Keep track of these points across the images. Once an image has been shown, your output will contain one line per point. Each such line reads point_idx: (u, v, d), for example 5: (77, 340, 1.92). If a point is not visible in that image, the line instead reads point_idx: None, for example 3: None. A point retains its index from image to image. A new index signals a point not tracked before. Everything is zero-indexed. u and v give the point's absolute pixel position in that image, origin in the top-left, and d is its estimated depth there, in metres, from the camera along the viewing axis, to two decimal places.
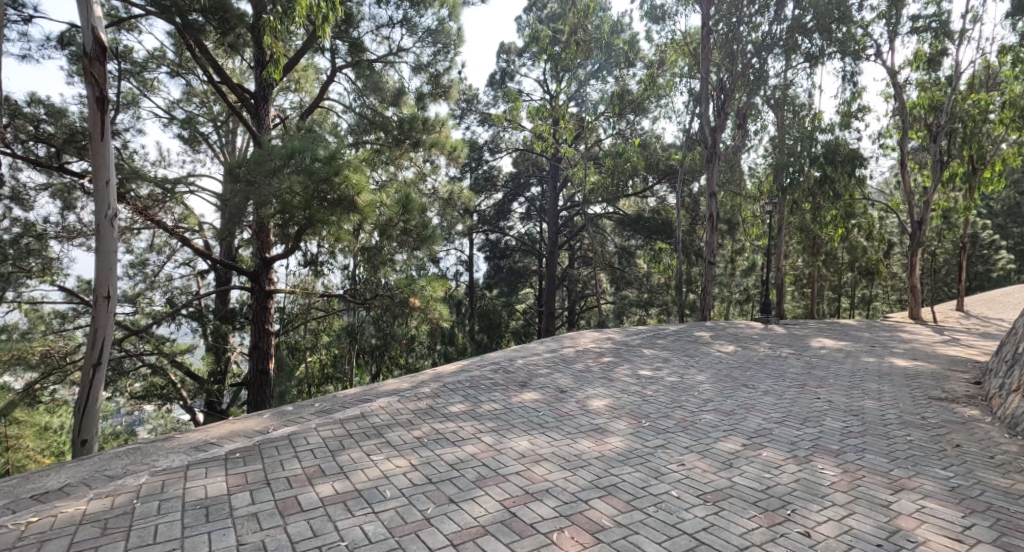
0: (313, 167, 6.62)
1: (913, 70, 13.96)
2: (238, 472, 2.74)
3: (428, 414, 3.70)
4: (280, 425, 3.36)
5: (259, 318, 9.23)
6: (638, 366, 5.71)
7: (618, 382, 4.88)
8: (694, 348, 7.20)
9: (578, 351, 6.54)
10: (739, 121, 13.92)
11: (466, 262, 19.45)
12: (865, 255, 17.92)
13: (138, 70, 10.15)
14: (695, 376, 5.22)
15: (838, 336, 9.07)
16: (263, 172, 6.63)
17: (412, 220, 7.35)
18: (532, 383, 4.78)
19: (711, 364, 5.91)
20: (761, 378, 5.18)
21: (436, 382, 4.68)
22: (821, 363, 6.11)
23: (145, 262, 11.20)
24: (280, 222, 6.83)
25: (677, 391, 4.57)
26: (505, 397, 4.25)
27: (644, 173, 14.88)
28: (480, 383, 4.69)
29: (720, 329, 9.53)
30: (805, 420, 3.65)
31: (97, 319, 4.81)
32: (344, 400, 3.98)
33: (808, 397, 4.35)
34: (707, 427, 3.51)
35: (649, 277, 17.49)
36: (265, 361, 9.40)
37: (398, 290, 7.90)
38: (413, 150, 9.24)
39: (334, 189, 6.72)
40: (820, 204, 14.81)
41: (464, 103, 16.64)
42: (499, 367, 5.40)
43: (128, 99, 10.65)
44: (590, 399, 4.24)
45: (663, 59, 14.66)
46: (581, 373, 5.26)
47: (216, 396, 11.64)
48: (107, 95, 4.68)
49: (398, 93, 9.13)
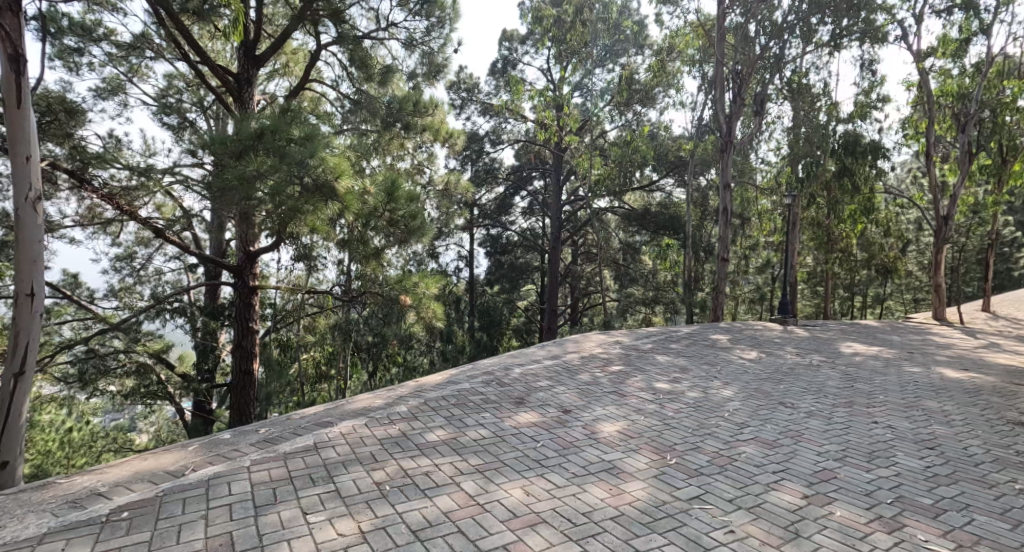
0: (288, 149, 5.81)
1: (938, 57, 13.23)
2: (111, 548, 2.06)
3: (401, 444, 2.98)
4: (202, 463, 2.66)
5: (243, 316, 8.46)
6: (653, 376, 4.98)
7: (632, 399, 4.14)
8: (712, 353, 6.47)
9: (583, 357, 5.82)
10: (754, 109, 13.16)
11: (466, 258, 18.47)
12: (882, 252, 17.10)
13: (125, 54, 9.47)
14: (720, 391, 4.48)
15: (866, 340, 8.29)
16: (228, 152, 5.85)
17: (399, 210, 6.62)
18: (529, 399, 4.06)
19: (736, 375, 5.17)
20: (798, 393, 4.44)
21: (416, 398, 3.95)
22: (861, 373, 5.37)
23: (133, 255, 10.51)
24: (255, 212, 6.04)
25: (703, 412, 3.84)
26: (496, 419, 3.53)
27: (652, 164, 14.15)
28: (468, 400, 3.97)
29: (737, 330, 8.83)
30: (871, 456, 2.91)
31: (18, 321, 4.08)
32: (298, 424, 3.27)
33: (863, 421, 3.61)
34: (752, 465, 2.78)
35: (656, 273, 16.81)
36: (251, 361, 8.62)
37: (389, 286, 7.32)
38: (404, 136, 8.48)
39: (305, 172, 5.93)
40: (838, 199, 14.01)
41: (464, 92, 15.90)
42: (492, 378, 4.67)
43: (112, 83, 9.99)
44: (601, 423, 3.51)
45: (673, 44, 13.87)
46: (587, 386, 4.52)
47: (204, 395, 10.99)
48: (25, 53, 3.98)
49: (387, 73, 8.33)
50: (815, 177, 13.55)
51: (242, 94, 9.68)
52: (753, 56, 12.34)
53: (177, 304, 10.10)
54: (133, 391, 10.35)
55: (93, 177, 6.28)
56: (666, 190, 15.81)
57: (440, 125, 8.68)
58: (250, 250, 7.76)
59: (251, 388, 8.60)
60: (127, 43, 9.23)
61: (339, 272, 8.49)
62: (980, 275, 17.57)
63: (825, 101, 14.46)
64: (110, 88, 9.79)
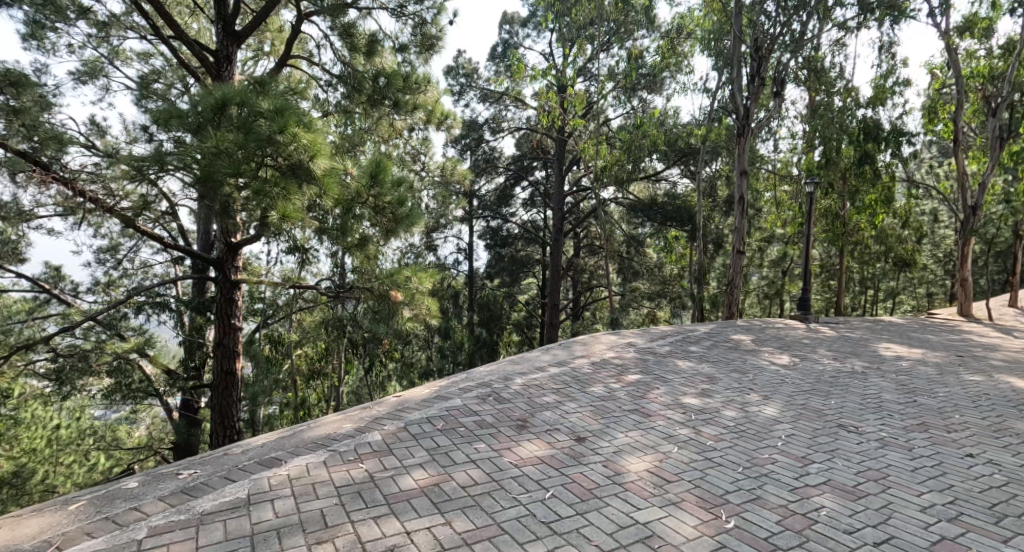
0: (256, 124, 4.96)
1: (964, 38, 12.47)
2: None
3: (366, 496, 2.33)
4: (74, 538, 2.14)
5: (225, 312, 7.58)
6: (678, 389, 4.27)
7: (658, 422, 3.40)
8: (739, 358, 5.72)
9: (594, 363, 5.08)
10: (774, 90, 12.28)
11: (466, 251, 17.60)
12: (900, 244, 16.34)
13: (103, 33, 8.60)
14: (762, 410, 3.73)
15: (903, 341, 7.51)
16: (186, 128, 5.01)
17: (385, 196, 5.86)
18: (534, 420, 3.34)
19: (772, 387, 4.42)
20: (855, 412, 3.70)
21: (395, 422, 3.23)
22: (919, 384, 4.64)
23: (118, 248, 9.76)
24: (233, 199, 5.26)
25: (749, 439, 3.11)
26: (494, 450, 2.84)
27: (662, 150, 13.32)
28: (459, 423, 3.24)
29: (757, 329, 8.13)
30: (995, 513, 2.29)
31: None
32: (239, 464, 2.65)
33: (953, 452, 2.91)
34: (840, 532, 2.16)
35: (662, 267, 16.05)
36: (232, 360, 7.75)
37: (379, 281, 6.68)
38: (394, 116, 7.71)
39: (272, 148, 5.05)
40: (857, 187, 13.26)
41: (463, 77, 15.07)
42: (490, 393, 3.92)
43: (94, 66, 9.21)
44: (626, 458, 2.81)
45: (683, 25, 13.13)
46: (601, 403, 3.78)
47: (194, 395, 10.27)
48: None
49: (373, 43, 7.46)
50: (834, 163, 12.76)
51: (221, 72, 8.78)
52: (770, 33, 11.56)
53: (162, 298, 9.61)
54: (124, 388, 9.29)
55: (52, 161, 5.31)
56: (673, 180, 15.04)
57: (434, 105, 7.88)
58: (232, 240, 6.91)
59: (233, 389, 7.68)
60: (104, 20, 8.33)
61: (332, 267, 7.75)
62: (1001, 269, 16.84)
63: (843, 85, 13.64)
64: (88, 71, 8.86)
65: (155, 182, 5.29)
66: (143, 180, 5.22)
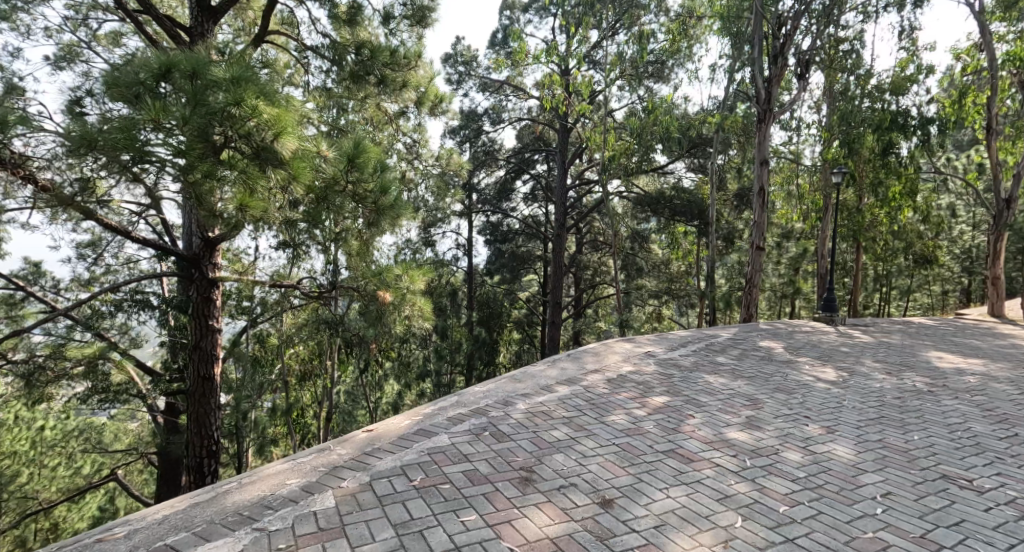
0: (207, 97, 3.86)
1: (995, 20, 11.63)
2: None
3: None
4: None
5: (201, 312, 6.52)
6: (716, 415, 3.49)
7: (705, 470, 2.65)
8: (778, 372, 4.90)
9: (609, 381, 4.27)
10: (798, 73, 11.37)
11: (465, 246, 16.70)
12: (921, 241, 15.49)
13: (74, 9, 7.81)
14: (831, 450, 2.94)
15: (953, 349, 6.67)
16: (124, 100, 3.87)
17: (365, 182, 4.94)
18: (542, 469, 2.59)
19: (832, 414, 3.61)
20: (952, 453, 2.93)
21: (361, 481, 2.47)
22: (1003, 409, 3.86)
23: (98, 242, 8.95)
24: (208, 190, 4.10)
25: (833, 503, 2.39)
26: (492, 529, 2.15)
27: (674, 141, 12.40)
28: (445, 476, 2.52)
29: (784, 334, 7.33)
30: None
31: None
32: None
33: None
34: None
35: (669, 264, 15.17)
36: (212, 363, 6.63)
37: (364, 279, 5.82)
38: (381, 95, 6.81)
39: (225, 126, 3.96)
40: (882, 179, 12.35)
41: (461, 66, 14.20)
42: (485, 426, 3.12)
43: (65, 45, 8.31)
44: (672, 538, 2.13)
45: (694, 7, 12.26)
46: (627, 440, 2.99)
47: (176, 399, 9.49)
48: None
49: (355, 11, 6.53)
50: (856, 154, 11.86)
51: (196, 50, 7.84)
52: (792, 12, 10.70)
53: (144, 295, 8.50)
54: (107, 389, 8.43)
55: None
56: (680, 174, 14.15)
57: (427, 86, 7.01)
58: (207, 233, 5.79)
59: (213, 394, 6.55)
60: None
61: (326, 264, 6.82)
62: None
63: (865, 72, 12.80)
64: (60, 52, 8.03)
65: (138, 179, 4.12)
66: (123, 173, 4.03)
